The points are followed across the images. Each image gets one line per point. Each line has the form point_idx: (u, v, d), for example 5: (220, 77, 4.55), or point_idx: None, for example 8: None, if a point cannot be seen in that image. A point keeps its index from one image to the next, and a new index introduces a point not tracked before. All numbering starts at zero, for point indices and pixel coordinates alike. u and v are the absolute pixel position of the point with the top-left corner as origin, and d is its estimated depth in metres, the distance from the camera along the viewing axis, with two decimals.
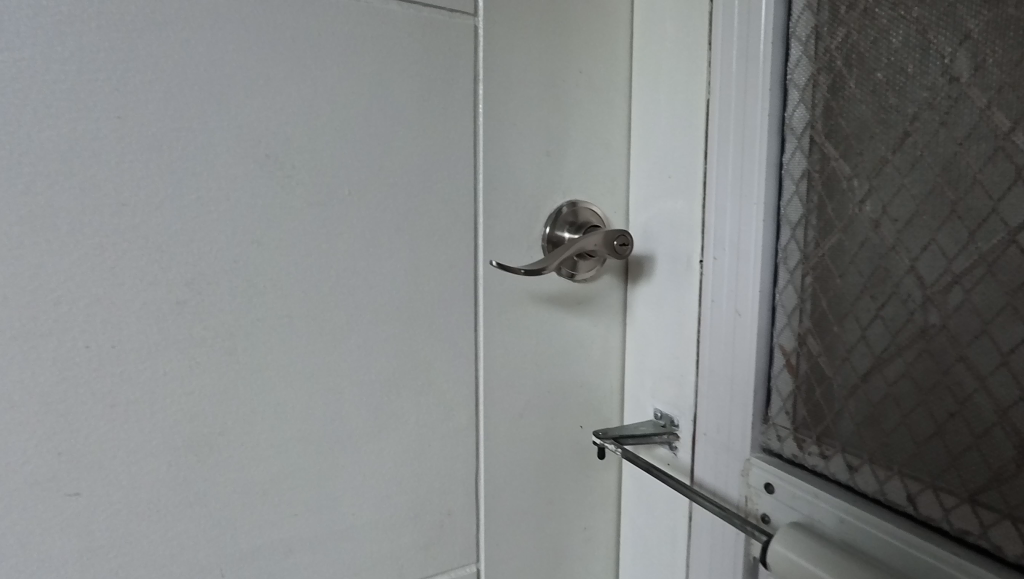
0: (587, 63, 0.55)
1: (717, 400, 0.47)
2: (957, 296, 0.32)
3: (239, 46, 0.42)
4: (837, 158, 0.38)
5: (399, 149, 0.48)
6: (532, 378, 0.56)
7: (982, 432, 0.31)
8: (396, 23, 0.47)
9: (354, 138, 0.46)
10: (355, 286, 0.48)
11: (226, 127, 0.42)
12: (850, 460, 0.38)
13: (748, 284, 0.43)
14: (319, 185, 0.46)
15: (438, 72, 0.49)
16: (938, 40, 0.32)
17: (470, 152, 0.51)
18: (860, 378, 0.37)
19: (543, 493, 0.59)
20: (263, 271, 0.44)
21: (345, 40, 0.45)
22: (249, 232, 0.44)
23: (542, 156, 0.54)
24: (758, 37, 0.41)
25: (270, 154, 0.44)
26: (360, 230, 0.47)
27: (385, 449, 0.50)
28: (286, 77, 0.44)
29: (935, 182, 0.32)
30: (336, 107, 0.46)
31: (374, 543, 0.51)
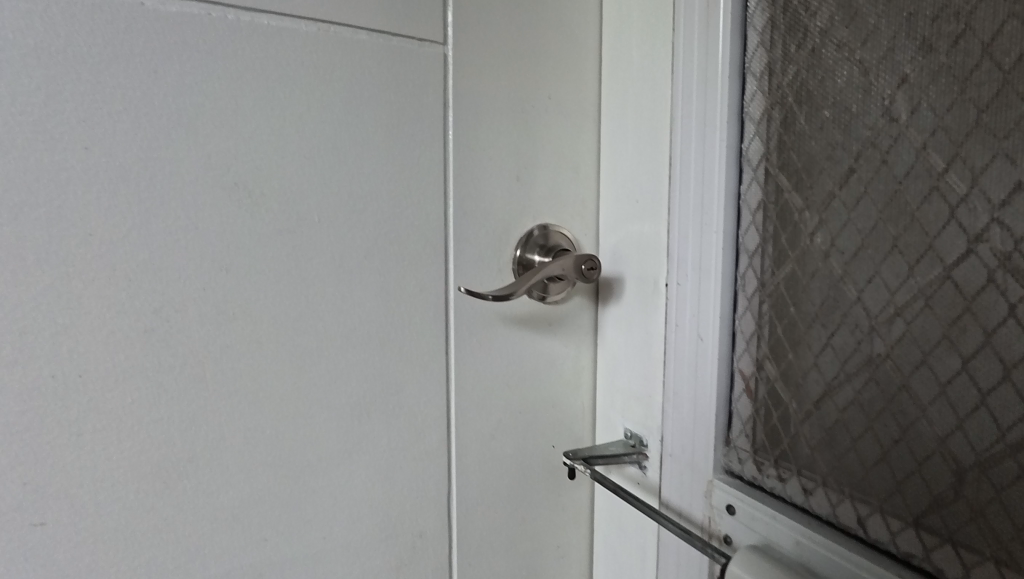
0: (556, 90, 0.56)
1: (681, 421, 0.48)
2: (899, 327, 0.33)
3: (208, 76, 0.43)
4: (790, 189, 0.39)
5: (369, 176, 0.49)
6: (503, 399, 0.57)
7: (924, 459, 0.32)
8: (365, 53, 0.48)
9: (322, 166, 0.47)
10: (325, 311, 0.48)
11: (196, 156, 0.43)
12: (805, 483, 0.39)
13: (708, 310, 0.44)
14: (288, 212, 0.46)
15: (408, 100, 0.50)
16: (879, 81, 0.33)
17: (440, 177, 0.52)
18: (813, 403, 0.39)
19: (515, 513, 0.59)
20: (231, 298, 0.45)
21: (315, 69, 0.46)
22: (219, 258, 0.44)
23: (511, 180, 0.55)
24: (715, 71, 0.42)
25: (239, 182, 0.44)
26: (330, 255, 0.48)
27: (355, 473, 0.51)
28: (255, 106, 0.44)
29: (879, 218, 0.34)
30: (306, 134, 0.46)
31: (345, 566, 0.51)
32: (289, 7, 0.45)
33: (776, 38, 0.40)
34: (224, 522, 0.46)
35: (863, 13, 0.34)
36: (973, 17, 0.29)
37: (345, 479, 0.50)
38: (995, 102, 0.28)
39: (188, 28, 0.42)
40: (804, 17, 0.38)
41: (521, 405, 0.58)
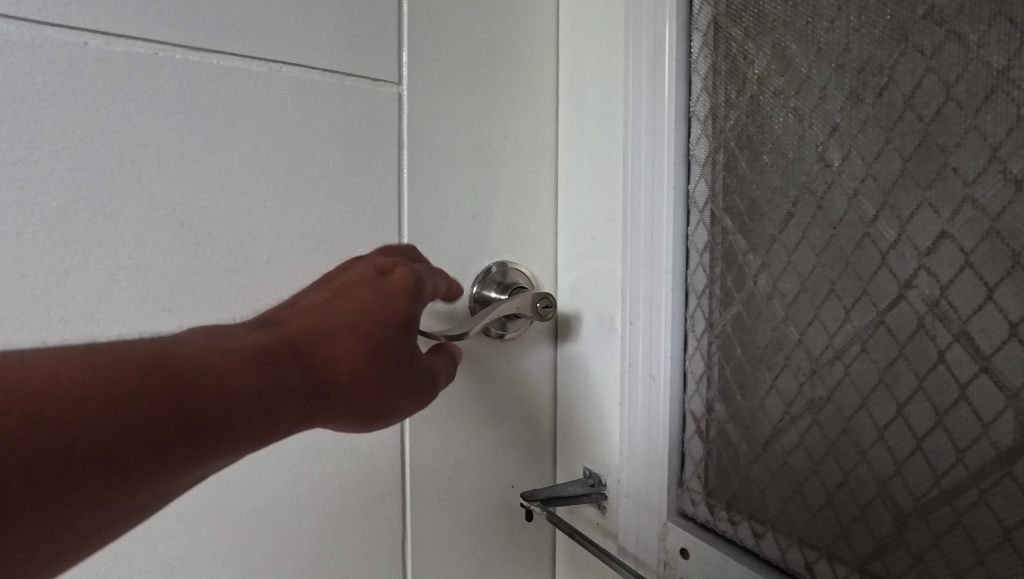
0: (514, 128, 0.57)
1: (635, 462, 0.47)
2: (839, 370, 0.33)
3: (154, 116, 0.42)
4: (734, 232, 0.40)
5: (321, 214, 0.48)
6: (462, 439, 0.56)
7: (867, 503, 0.32)
8: (318, 92, 0.48)
9: (273, 205, 0.46)
10: None
11: (139, 195, 0.42)
12: (755, 526, 0.39)
13: (660, 350, 0.44)
14: (236, 251, 0.45)
15: (362, 139, 0.50)
16: (813, 128, 0.34)
17: (395, 215, 0.52)
18: (761, 445, 0.39)
19: (473, 556, 0.58)
20: (174, 340, 0.44)
21: (266, 108, 0.46)
22: (163, 299, 0.43)
23: (469, 218, 0.55)
24: (662, 115, 0.43)
25: (185, 221, 0.44)
26: (279, 295, 0.47)
27: (305, 518, 0.49)
28: (203, 144, 0.44)
29: (817, 262, 0.34)
30: (256, 173, 0.46)
31: None
32: (240, 47, 0.45)
33: (718, 84, 0.41)
34: (161, 575, 0.44)
35: (796, 62, 0.35)
36: (895, 70, 0.30)
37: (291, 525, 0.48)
38: (918, 152, 0.29)
39: (134, 67, 0.41)
40: (743, 65, 0.39)
41: (480, 445, 0.57)
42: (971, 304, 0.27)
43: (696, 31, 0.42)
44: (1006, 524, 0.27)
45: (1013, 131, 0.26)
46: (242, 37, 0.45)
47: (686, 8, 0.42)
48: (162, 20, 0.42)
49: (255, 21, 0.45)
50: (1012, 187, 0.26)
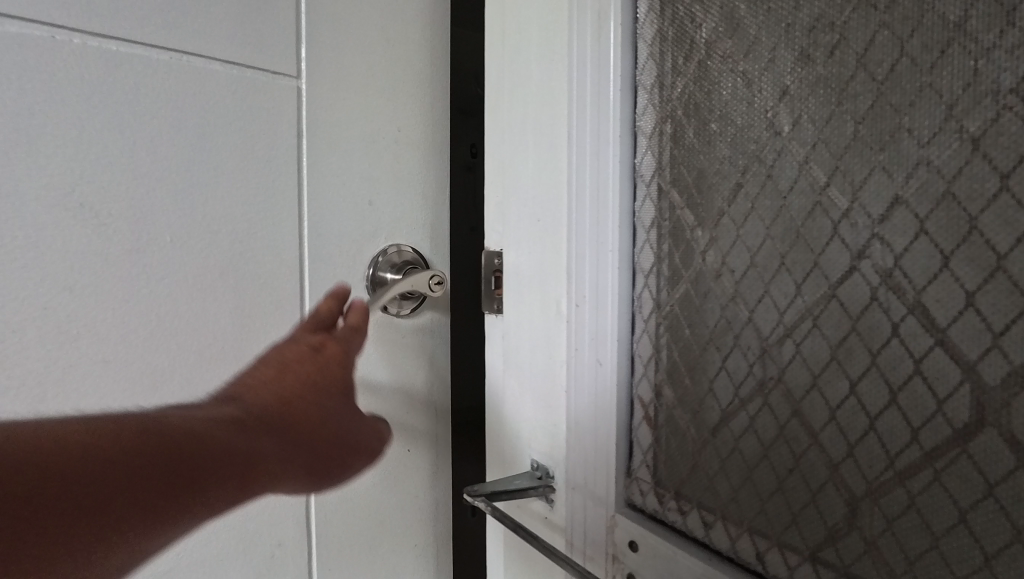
0: (406, 123, 0.55)
1: (582, 452, 0.45)
2: (789, 348, 0.31)
3: (51, 96, 0.37)
4: (682, 206, 0.38)
5: (226, 195, 0.44)
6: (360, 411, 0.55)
7: (818, 488, 0.31)
8: (222, 86, 0.44)
9: (181, 188, 0.42)
10: (178, 331, 0.43)
11: (32, 179, 0.37)
12: (705, 515, 0.37)
13: (607, 333, 0.42)
14: (139, 233, 0.41)
15: (261, 126, 0.46)
16: (761, 92, 0.32)
17: (296, 200, 0.48)
18: (710, 431, 0.37)
19: (374, 516, 0.58)
20: (74, 328, 0.38)
21: (173, 90, 0.42)
22: (60, 281, 0.38)
23: (365, 208, 0.52)
24: (608, 83, 0.41)
25: (84, 202, 0.39)
26: (186, 278, 0.43)
27: None
28: (109, 126, 0.39)
29: (766, 235, 0.32)
30: (161, 153, 0.41)
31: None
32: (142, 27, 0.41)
33: (664, 50, 0.38)
34: None
35: (745, 23, 0.33)
36: (846, 27, 0.28)
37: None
38: (871, 113, 0.27)
39: (20, 42, 0.36)
40: (690, 30, 0.37)
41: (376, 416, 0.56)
42: (926, 274, 0.26)
43: None
44: (962, 506, 0.25)
45: (969, 87, 0.24)
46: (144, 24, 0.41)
47: None
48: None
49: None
50: (968, 147, 0.24)
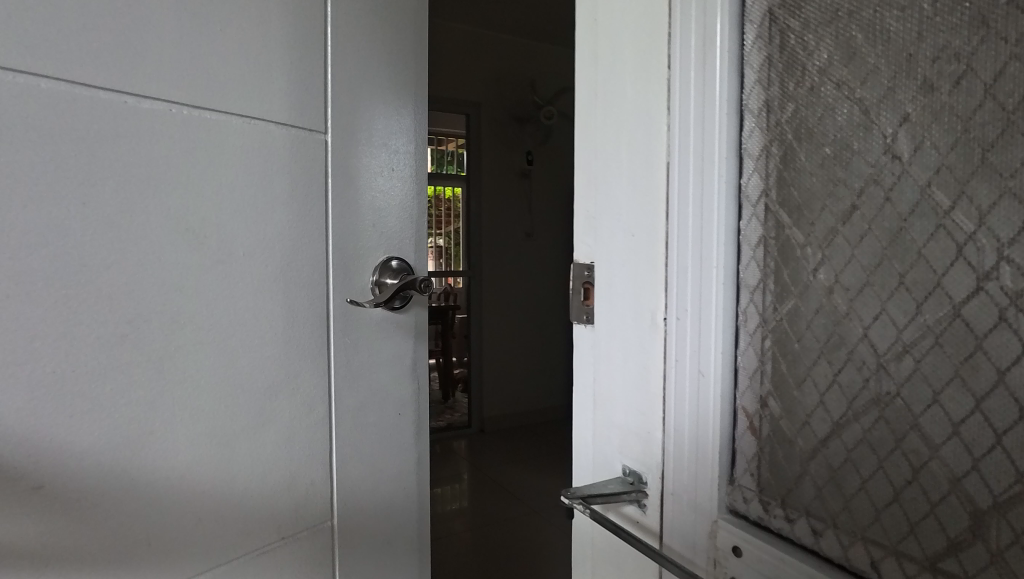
0: (392, 163, 0.77)
1: (682, 460, 0.47)
2: (908, 364, 0.33)
3: (174, 154, 0.55)
4: (791, 225, 0.39)
5: (276, 218, 0.64)
6: (365, 380, 0.75)
7: (938, 499, 0.32)
8: (275, 137, 0.63)
9: (246, 215, 0.61)
10: (245, 316, 0.62)
11: (159, 208, 0.54)
12: (815, 523, 0.38)
13: (710, 346, 0.44)
14: (222, 249, 0.59)
15: (302, 168, 0.66)
16: (881, 118, 0.33)
17: (319, 224, 0.68)
18: (820, 442, 0.38)
19: (376, 462, 0.77)
20: (188, 315, 0.57)
21: (244, 145, 0.61)
22: (177, 283, 0.56)
23: (369, 227, 0.74)
24: (714, 106, 0.43)
25: (190, 227, 0.57)
26: (250, 280, 0.62)
27: (264, 437, 0.64)
28: (201, 173, 0.57)
29: (884, 255, 0.33)
30: (235, 195, 0.60)
31: (260, 509, 0.64)
32: (226, 106, 0.59)
33: (774, 76, 0.40)
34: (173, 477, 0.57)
35: (862, 52, 0.34)
36: (974, 58, 0.29)
37: (250, 449, 0.63)
38: (1000, 141, 0.28)
39: (158, 113, 0.54)
40: (803, 57, 0.38)
41: (375, 384, 0.76)
42: None
43: (749, 23, 0.42)
44: None
45: None
46: (227, 96, 0.59)
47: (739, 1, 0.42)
48: (173, 84, 0.55)
49: (235, 83, 0.60)
50: None
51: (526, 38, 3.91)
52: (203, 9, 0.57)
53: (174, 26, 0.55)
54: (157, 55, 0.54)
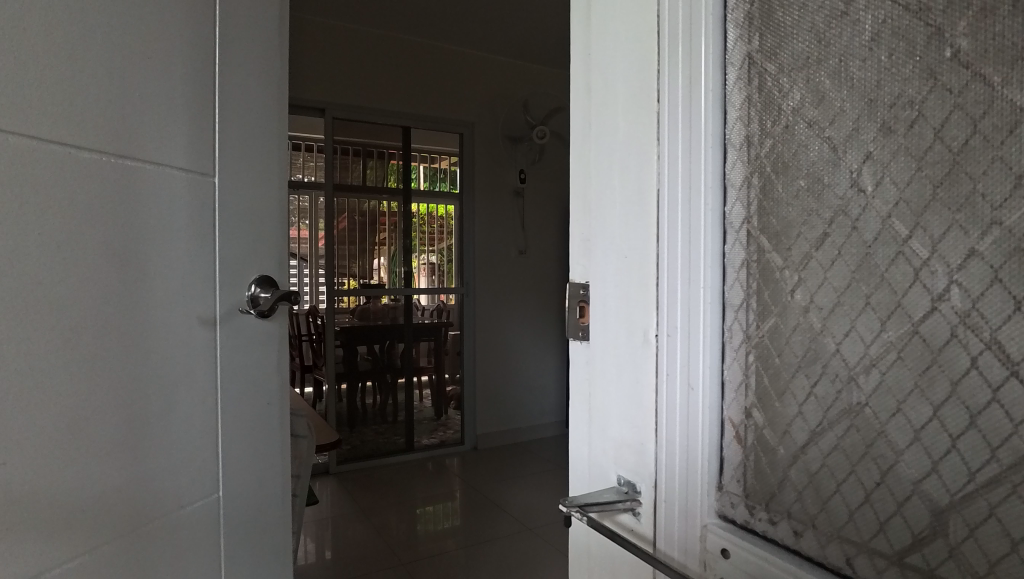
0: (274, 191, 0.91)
1: (673, 467, 0.50)
2: (875, 377, 0.36)
3: (106, 191, 0.65)
4: (771, 250, 0.43)
5: (173, 239, 0.75)
6: (253, 377, 0.88)
7: (904, 499, 0.35)
8: (172, 172, 0.75)
9: (154, 239, 0.72)
10: (152, 324, 0.72)
11: (94, 237, 0.64)
12: (796, 525, 0.42)
13: (699, 361, 0.47)
14: (137, 270, 0.69)
15: (191, 196, 0.78)
16: (847, 155, 0.37)
17: (212, 244, 0.81)
18: (799, 449, 0.41)
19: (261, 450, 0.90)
20: (113, 327, 0.66)
21: (152, 180, 0.71)
22: (106, 299, 0.65)
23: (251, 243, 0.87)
24: (700, 142, 0.47)
25: (116, 251, 0.66)
26: (156, 294, 0.72)
27: (167, 427, 0.75)
28: (123, 206, 0.67)
29: (852, 277, 0.37)
30: (146, 220, 0.70)
31: (168, 484, 0.75)
32: (148, 155, 0.71)
33: (753, 114, 0.44)
34: (104, 465, 0.65)
35: (830, 96, 0.38)
36: (924, 105, 0.33)
37: (155, 439, 0.73)
38: (947, 179, 0.32)
39: (94, 159, 0.64)
40: (778, 98, 0.42)
41: (259, 381, 0.89)
42: (1000, 316, 0.30)
43: (731, 66, 0.46)
44: None
45: None
46: (140, 140, 0.70)
47: (721, 46, 0.46)
48: (105, 131, 0.65)
49: (146, 128, 0.70)
50: None
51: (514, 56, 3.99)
52: (125, 65, 0.67)
53: (104, 82, 0.65)
54: (93, 108, 0.63)
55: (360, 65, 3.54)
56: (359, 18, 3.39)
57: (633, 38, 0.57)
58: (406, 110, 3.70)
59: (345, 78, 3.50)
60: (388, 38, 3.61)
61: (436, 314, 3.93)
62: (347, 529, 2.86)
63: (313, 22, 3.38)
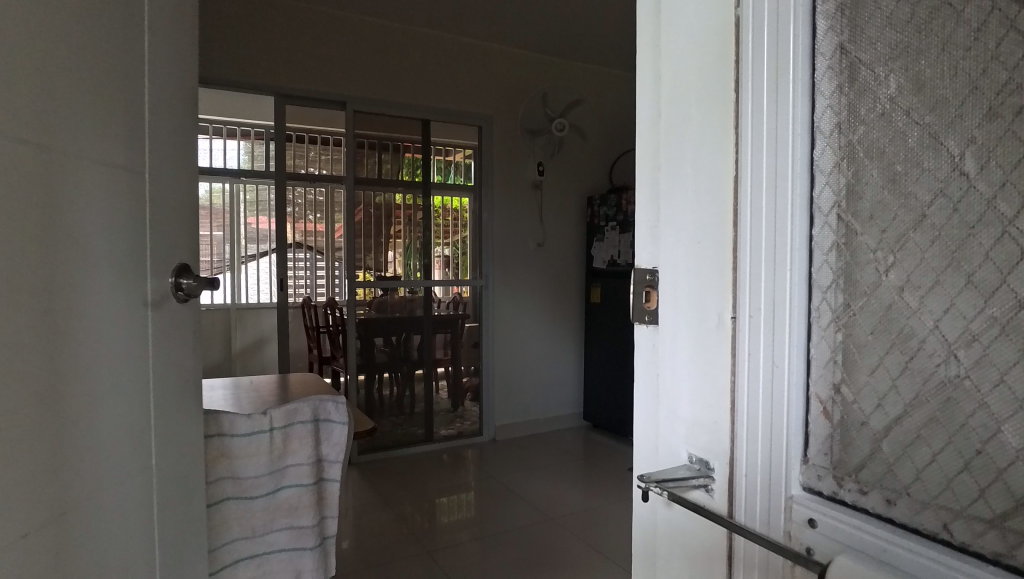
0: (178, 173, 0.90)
1: (754, 443, 0.52)
2: (977, 351, 0.38)
3: (73, 175, 0.64)
4: (862, 232, 0.45)
5: (117, 221, 0.73)
6: (173, 358, 0.87)
7: (1006, 465, 0.37)
8: (117, 154, 0.73)
9: (105, 222, 0.71)
10: (109, 306, 0.71)
11: (64, 220, 0.63)
12: (888, 494, 0.44)
13: (786, 340, 0.49)
14: (94, 253, 0.68)
15: (131, 178, 0.77)
16: (949, 141, 0.39)
17: (145, 225, 0.80)
18: (892, 420, 0.44)
19: (180, 430, 0.89)
20: (80, 309, 0.66)
21: (104, 162, 0.70)
22: (74, 281, 0.65)
23: (168, 226, 0.86)
24: (787, 129, 0.49)
25: (79, 234, 0.65)
26: (110, 278, 0.71)
27: (121, 408, 0.74)
28: (83, 190, 0.66)
29: (952, 257, 0.39)
30: (100, 202, 0.70)
31: (124, 465, 0.74)
32: (100, 141, 0.69)
33: (844, 103, 0.46)
34: (77, 446, 0.65)
35: (930, 85, 0.40)
36: None
37: (113, 421, 0.72)
38: None
39: (64, 146, 0.62)
40: (873, 86, 0.44)
41: (178, 362, 0.88)
42: None
43: (820, 56, 0.47)
44: None
45: None
46: (93, 125, 0.68)
47: (810, 36, 0.48)
48: (72, 117, 0.64)
49: (98, 112, 0.69)
50: None
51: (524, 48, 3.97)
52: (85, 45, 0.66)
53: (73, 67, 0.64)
54: (65, 93, 0.63)
55: (376, 58, 3.55)
56: (370, 10, 3.37)
57: (707, 28, 0.59)
58: (421, 103, 3.70)
59: (356, 71, 3.49)
60: (401, 30, 3.61)
61: (452, 306, 3.91)
62: (368, 518, 2.91)
63: (322, 14, 3.37)
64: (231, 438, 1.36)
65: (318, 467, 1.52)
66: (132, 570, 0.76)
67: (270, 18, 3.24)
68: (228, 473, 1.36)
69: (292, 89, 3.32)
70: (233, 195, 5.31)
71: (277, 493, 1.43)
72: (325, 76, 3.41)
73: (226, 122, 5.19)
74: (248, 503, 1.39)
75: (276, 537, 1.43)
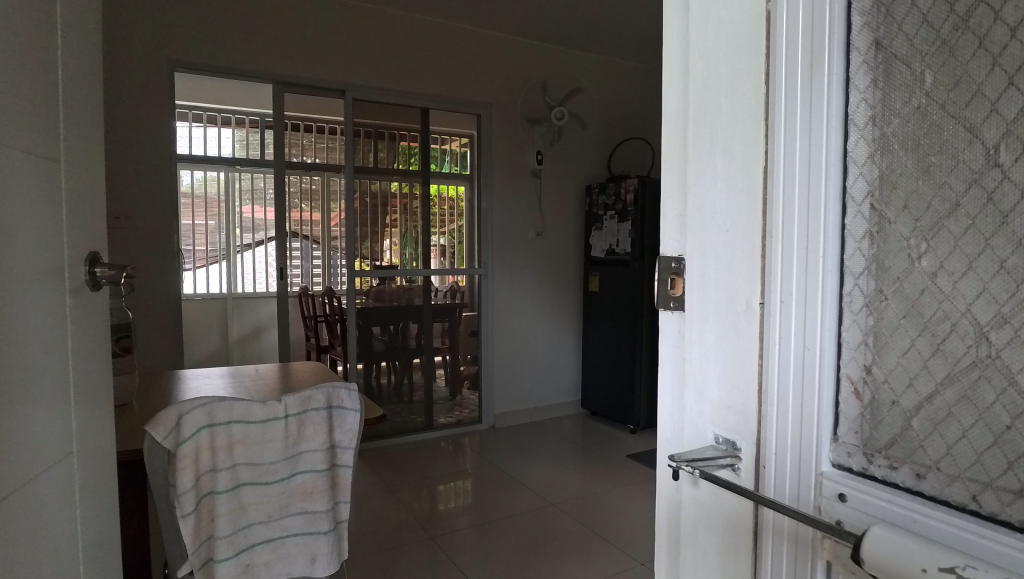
0: (89, 159, 0.89)
1: (784, 423, 0.54)
2: (1008, 332, 0.41)
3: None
4: (895, 221, 0.48)
5: (37, 205, 0.73)
6: (88, 342, 0.86)
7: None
8: (35, 137, 0.73)
9: (27, 205, 0.70)
10: (33, 288, 0.71)
11: None
12: (918, 468, 0.47)
13: (818, 325, 0.51)
14: (16, 235, 0.68)
15: (47, 161, 0.76)
16: (984, 134, 0.42)
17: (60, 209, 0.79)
18: (923, 399, 0.47)
19: (94, 412, 0.88)
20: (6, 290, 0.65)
21: (23, 145, 0.70)
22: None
23: (81, 213, 0.85)
24: (822, 121, 0.50)
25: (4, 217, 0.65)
26: (33, 259, 0.71)
27: (45, 388, 0.73)
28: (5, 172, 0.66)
29: (986, 244, 0.42)
30: (22, 186, 0.69)
31: (47, 445, 0.74)
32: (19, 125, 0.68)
33: (880, 96, 0.48)
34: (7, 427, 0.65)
35: (966, 80, 0.43)
36: None
37: (38, 401, 0.72)
38: None
39: None
40: (909, 80, 0.47)
41: (92, 346, 0.87)
42: None
43: (855, 51, 0.49)
44: None
45: None
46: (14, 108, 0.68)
47: (846, 30, 0.49)
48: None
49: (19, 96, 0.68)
50: None
51: (518, 35, 3.95)
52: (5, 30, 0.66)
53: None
54: None
55: (373, 46, 3.53)
56: None
57: (735, 19, 0.60)
58: (419, 91, 3.69)
59: (350, 58, 3.46)
60: (399, 17, 3.58)
61: (449, 295, 3.91)
62: (371, 505, 2.94)
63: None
64: (230, 422, 1.36)
65: (331, 453, 1.51)
66: (59, 550, 0.76)
67: (263, 5, 3.20)
68: (245, 460, 1.39)
69: (290, 77, 3.30)
70: (227, 183, 5.27)
71: (292, 479, 1.45)
72: (322, 63, 3.39)
73: (218, 110, 5.13)
74: (265, 488, 1.42)
75: (293, 521, 1.47)
